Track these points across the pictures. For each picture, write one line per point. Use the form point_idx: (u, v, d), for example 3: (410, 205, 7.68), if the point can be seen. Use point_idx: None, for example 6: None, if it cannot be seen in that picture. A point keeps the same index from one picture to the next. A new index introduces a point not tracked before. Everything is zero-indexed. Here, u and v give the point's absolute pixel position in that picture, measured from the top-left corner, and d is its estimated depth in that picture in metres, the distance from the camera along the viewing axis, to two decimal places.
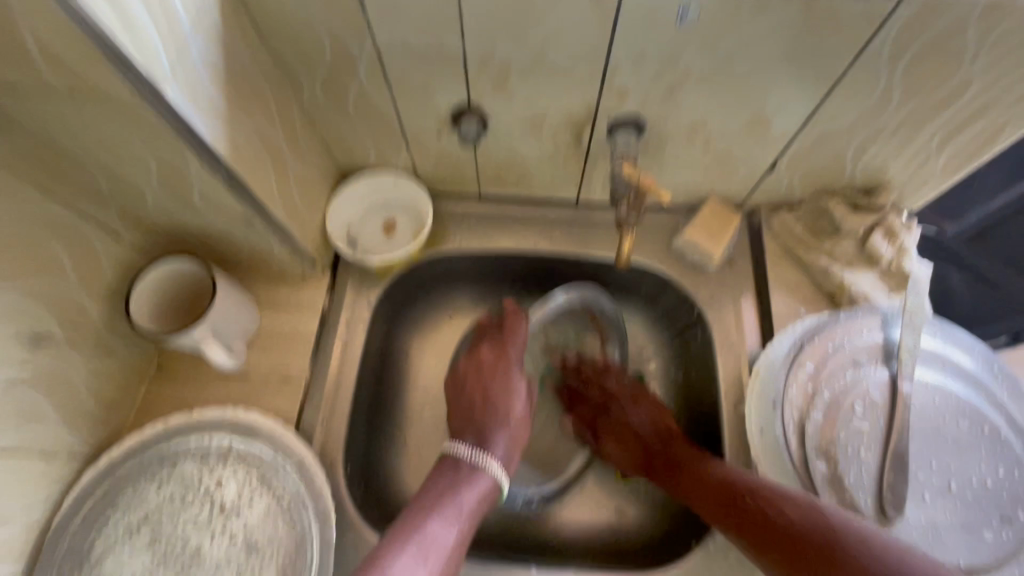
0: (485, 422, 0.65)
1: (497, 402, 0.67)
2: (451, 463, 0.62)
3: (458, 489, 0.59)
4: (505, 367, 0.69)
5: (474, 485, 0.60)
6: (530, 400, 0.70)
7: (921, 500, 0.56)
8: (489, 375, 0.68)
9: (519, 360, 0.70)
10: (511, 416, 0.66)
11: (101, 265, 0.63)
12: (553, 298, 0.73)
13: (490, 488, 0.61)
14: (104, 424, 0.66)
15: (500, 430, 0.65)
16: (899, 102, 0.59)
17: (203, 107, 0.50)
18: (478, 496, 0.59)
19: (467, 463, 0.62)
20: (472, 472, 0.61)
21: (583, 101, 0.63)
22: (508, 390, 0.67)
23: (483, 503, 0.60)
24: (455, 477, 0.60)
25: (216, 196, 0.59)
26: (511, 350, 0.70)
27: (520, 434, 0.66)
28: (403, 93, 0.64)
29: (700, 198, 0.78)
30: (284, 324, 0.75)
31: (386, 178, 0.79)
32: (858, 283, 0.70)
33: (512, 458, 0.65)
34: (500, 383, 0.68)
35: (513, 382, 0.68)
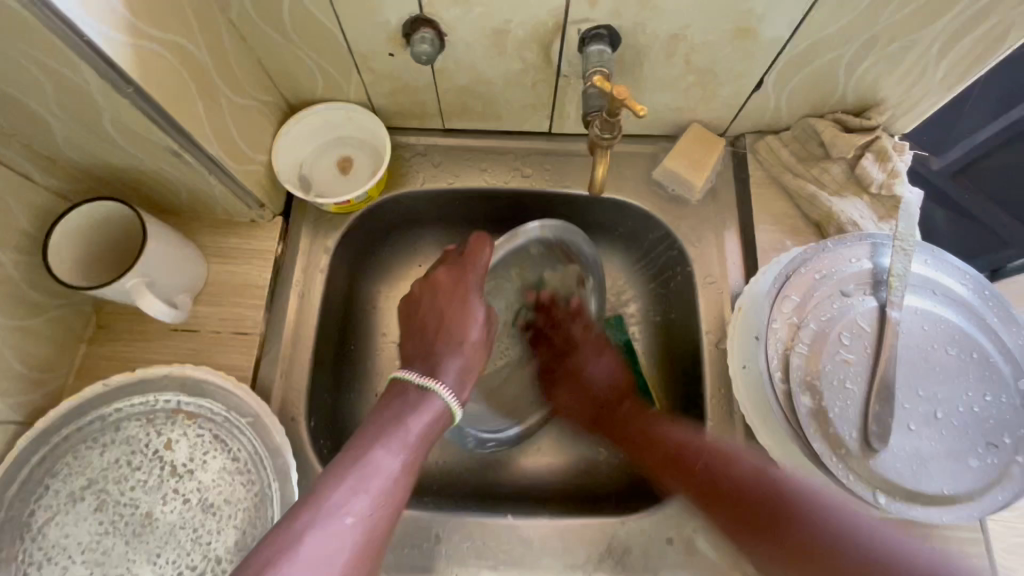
0: (437, 348, 0.61)
1: (451, 327, 0.61)
2: (400, 388, 0.57)
3: (405, 416, 0.55)
4: (462, 292, 0.63)
5: (424, 409, 0.56)
6: (491, 327, 0.64)
7: (907, 430, 0.54)
8: (444, 300, 0.63)
9: (479, 288, 0.64)
10: (465, 340, 0.61)
11: (11, 212, 0.56)
12: (525, 228, 0.67)
13: (440, 412, 0.57)
14: (39, 388, 0.60)
15: (452, 355, 0.60)
16: (899, 3, 0.53)
17: (94, 9, 0.42)
18: (429, 421, 0.55)
19: (417, 388, 0.57)
20: (421, 397, 0.56)
21: (550, 9, 0.55)
22: (464, 315, 0.62)
23: (433, 428, 0.56)
24: (403, 404, 0.56)
25: (132, 126, 0.51)
26: (467, 275, 0.64)
27: (475, 360, 0.62)
28: (345, 4, 0.56)
29: (681, 124, 0.72)
30: (233, 275, 0.69)
31: (338, 110, 0.71)
32: (848, 211, 0.67)
33: (465, 385, 0.60)
34: (456, 308, 0.62)
35: (471, 308, 0.62)
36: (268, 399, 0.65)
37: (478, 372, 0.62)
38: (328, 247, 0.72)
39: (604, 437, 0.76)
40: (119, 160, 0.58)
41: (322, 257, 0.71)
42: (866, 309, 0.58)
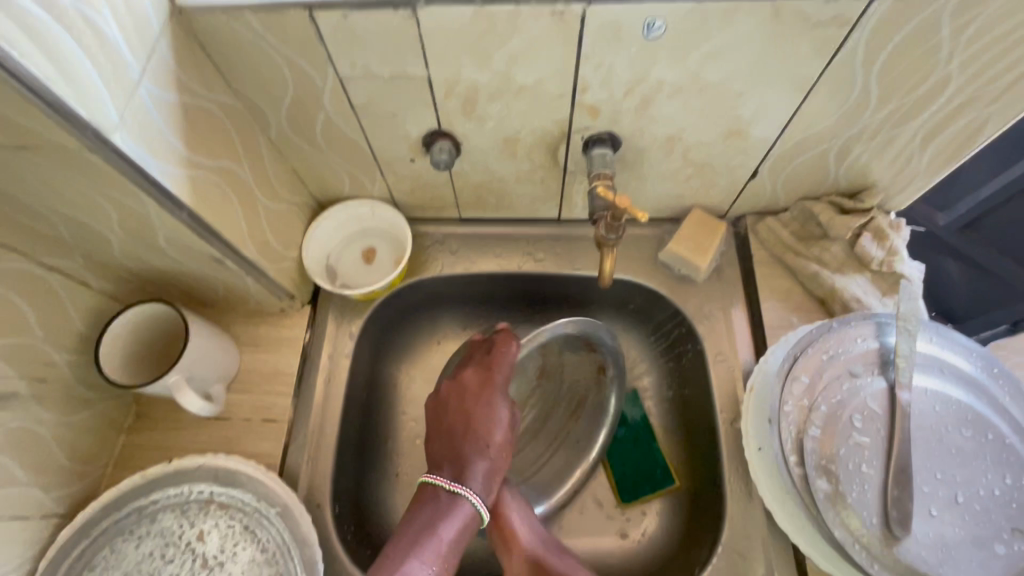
0: (464, 450, 0.62)
1: (477, 429, 0.63)
2: (431, 493, 0.60)
3: (436, 524, 0.57)
4: (488, 392, 0.65)
5: (455, 516, 0.58)
6: (515, 427, 0.66)
7: (929, 515, 0.54)
8: (471, 401, 0.65)
9: (504, 390, 0.66)
10: (490, 443, 0.63)
11: (69, 317, 0.61)
12: (552, 327, 0.71)
13: (470, 517, 0.59)
14: (80, 480, 0.64)
15: (479, 459, 0.62)
16: (877, 104, 0.58)
17: (160, 152, 0.48)
18: (459, 527, 0.58)
19: (447, 494, 0.59)
20: (451, 503, 0.59)
21: (556, 120, 0.61)
22: (490, 417, 0.64)
23: (463, 534, 0.58)
24: (434, 511, 0.58)
25: (182, 240, 0.57)
26: (495, 375, 0.67)
27: (500, 462, 0.63)
28: (371, 122, 0.62)
29: (683, 209, 0.76)
30: (263, 363, 0.73)
31: (363, 206, 0.77)
32: (851, 288, 0.69)
33: (492, 488, 0.62)
34: (481, 409, 0.64)
35: (497, 409, 0.65)
36: (295, 486, 0.67)
37: (503, 474, 0.64)
38: (352, 333, 0.76)
39: (625, 516, 0.76)
40: (167, 265, 0.63)
41: (347, 342, 0.75)
42: (875, 391, 0.59)
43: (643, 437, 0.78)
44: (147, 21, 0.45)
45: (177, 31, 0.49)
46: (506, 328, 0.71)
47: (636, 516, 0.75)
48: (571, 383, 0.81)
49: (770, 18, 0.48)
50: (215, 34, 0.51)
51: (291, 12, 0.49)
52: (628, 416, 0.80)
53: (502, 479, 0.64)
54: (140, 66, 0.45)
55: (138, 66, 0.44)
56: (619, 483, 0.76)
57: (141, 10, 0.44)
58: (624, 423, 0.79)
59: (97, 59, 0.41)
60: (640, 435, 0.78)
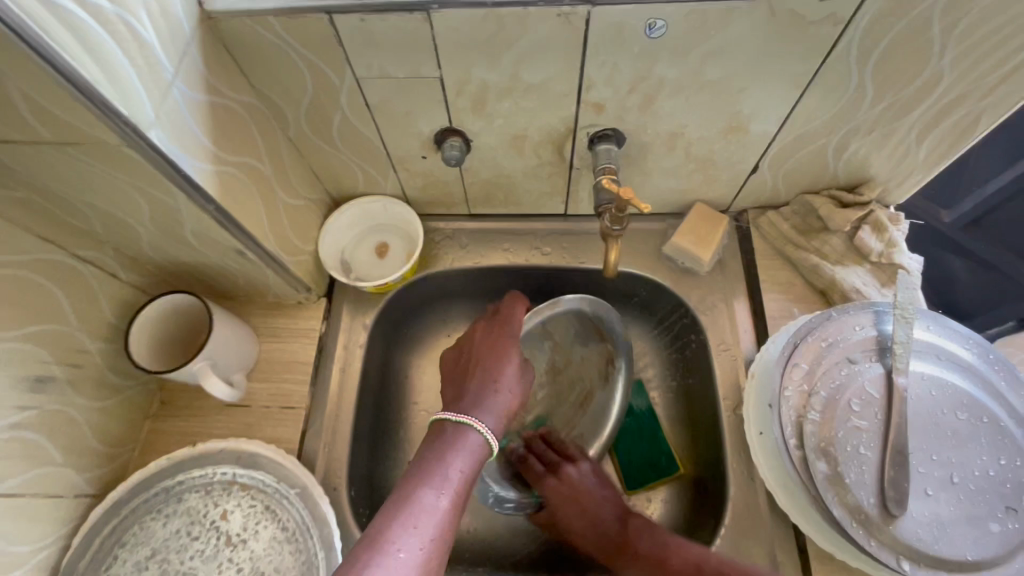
0: (472, 389, 0.63)
1: (486, 371, 0.65)
2: (438, 429, 0.59)
3: (445, 455, 0.56)
4: (498, 340, 0.67)
5: (464, 445, 0.57)
6: (525, 373, 0.67)
7: (924, 495, 0.56)
8: (482, 349, 0.67)
9: (515, 340, 0.68)
10: (500, 383, 0.64)
11: (100, 306, 0.64)
12: (567, 300, 0.74)
13: (479, 447, 0.58)
14: (109, 462, 0.67)
15: (488, 397, 0.63)
16: (873, 100, 0.60)
17: (191, 149, 0.51)
18: (468, 457, 0.57)
19: (455, 426, 0.59)
20: (460, 434, 0.58)
21: (563, 118, 0.64)
22: (499, 358, 0.66)
23: (474, 463, 0.57)
24: (443, 443, 0.57)
25: (208, 233, 0.60)
26: (505, 326, 0.69)
27: (508, 401, 0.64)
28: (386, 121, 0.65)
29: (687, 203, 0.79)
30: (282, 353, 0.76)
31: (376, 203, 0.80)
32: (851, 279, 0.71)
33: (501, 424, 0.62)
34: (490, 353, 0.66)
35: (506, 354, 0.66)
36: (312, 470, 0.70)
37: (510, 415, 0.64)
38: (367, 324, 0.78)
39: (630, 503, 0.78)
40: (192, 257, 0.66)
41: (362, 333, 0.78)
42: (873, 376, 0.61)
43: (648, 426, 0.80)
44: (180, 26, 0.48)
45: (206, 34, 0.52)
46: (517, 294, 0.72)
47: (640, 502, 0.77)
48: (581, 367, 0.83)
49: (766, 18, 0.51)
50: (240, 38, 0.54)
51: (312, 16, 0.51)
52: (634, 406, 0.82)
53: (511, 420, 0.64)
54: (173, 67, 0.48)
55: (172, 67, 0.48)
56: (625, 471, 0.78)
57: (175, 16, 0.47)
58: (629, 412, 0.82)
59: (136, 61, 0.44)
60: (645, 424, 0.80)
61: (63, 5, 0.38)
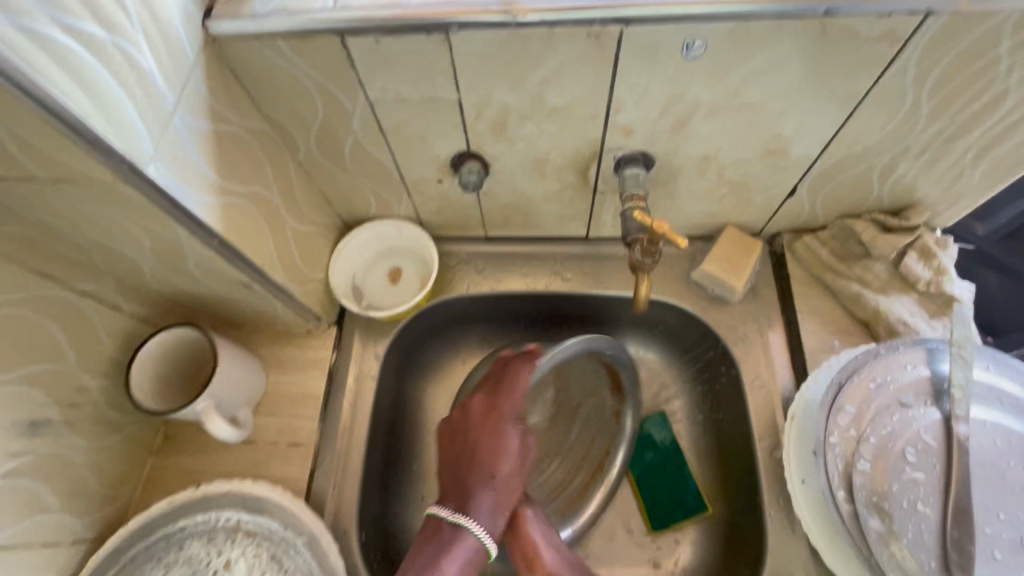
0: (468, 482, 0.63)
1: (482, 460, 0.63)
2: (434, 526, 0.61)
3: (440, 559, 0.58)
4: (495, 424, 0.64)
5: (456, 549, 0.59)
6: (525, 459, 0.65)
7: (992, 559, 0.50)
8: (477, 432, 0.65)
9: (513, 417, 0.65)
10: (496, 474, 0.63)
11: (101, 341, 0.61)
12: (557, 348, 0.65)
13: (474, 549, 0.60)
14: (109, 503, 0.64)
15: (483, 491, 0.62)
16: (927, 121, 0.55)
17: (192, 180, 0.48)
18: (463, 561, 0.58)
19: (449, 526, 0.60)
20: (454, 536, 0.59)
21: (588, 141, 0.59)
22: (497, 447, 0.63)
23: (469, 566, 0.59)
24: (439, 545, 0.59)
25: (212, 266, 0.57)
26: (502, 406, 0.65)
27: (508, 494, 0.63)
28: (400, 145, 0.61)
29: (717, 226, 0.74)
30: (290, 385, 0.72)
31: (389, 226, 0.76)
32: (897, 309, 0.66)
33: (499, 518, 0.62)
34: (488, 441, 0.64)
35: (504, 440, 0.64)
36: (321, 512, 0.66)
37: (513, 505, 0.63)
38: (378, 354, 0.75)
39: (656, 545, 0.72)
40: (197, 289, 0.63)
41: (373, 364, 0.74)
42: (929, 422, 0.56)
43: (673, 460, 0.75)
44: (182, 52, 0.45)
45: (210, 57, 0.49)
46: (534, 348, 0.67)
47: (668, 545, 0.72)
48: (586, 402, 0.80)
49: (815, 35, 0.46)
50: (246, 60, 0.51)
51: (322, 38, 0.48)
52: (657, 439, 0.77)
53: (512, 509, 0.64)
54: (174, 94, 0.45)
55: (172, 94, 0.44)
56: (650, 508, 0.73)
57: (176, 41, 0.44)
58: (652, 446, 0.77)
59: (135, 94, 0.41)
60: (670, 459, 0.75)
61: (51, 37, 0.35)
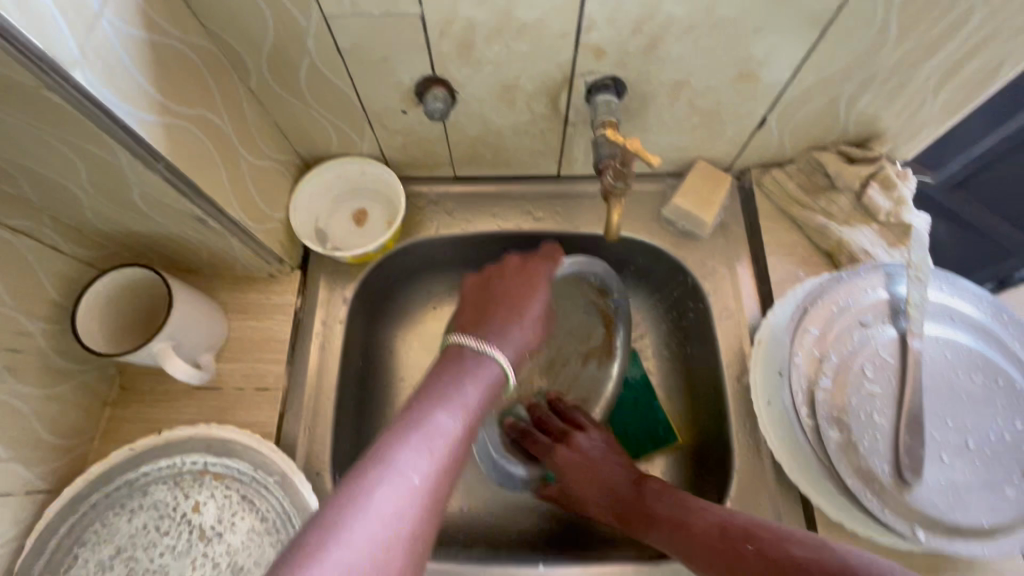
0: (496, 315, 0.57)
1: (515, 299, 0.58)
2: (457, 351, 0.53)
3: (461, 380, 0.49)
4: (530, 275, 0.61)
5: (479, 374, 0.51)
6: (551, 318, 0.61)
7: (940, 462, 0.54)
8: (509, 279, 0.60)
9: (546, 279, 0.61)
10: (527, 314, 0.57)
11: (42, 284, 0.57)
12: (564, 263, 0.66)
13: (496, 379, 0.51)
14: (64, 455, 0.61)
15: (511, 325, 0.56)
16: (895, 44, 0.55)
17: (128, 94, 0.44)
18: (485, 387, 0.50)
19: (473, 353, 0.52)
20: (479, 361, 0.51)
21: (559, 65, 0.57)
22: (529, 293, 0.59)
23: (489, 396, 0.50)
24: (458, 367, 0.51)
25: (160, 197, 0.53)
26: (538, 267, 0.62)
27: (532, 336, 0.57)
28: (361, 69, 0.58)
29: (687, 162, 0.74)
30: (253, 330, 0.70)
31: (352, 165, 0.73)
32: (858, 240, 0.67)
33: (521, 358, 0.55)
34: (522, 285, 0.59)
35: (537, 291, 0.60)
36: (293, 456, 0.65)
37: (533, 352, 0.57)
38: (346, 297, 0.72)
39: None
40: (145, 226, 0.59)
41: (341, 308, 0.72)
42: (886, 340, 0.58)
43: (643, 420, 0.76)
44: None
45: None
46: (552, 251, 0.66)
47: None
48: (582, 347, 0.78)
49: None
50: None
51: None
52: (628, 377, 0.78)
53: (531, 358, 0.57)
54: None
55: None
56: (622, 441, 0.75)
57: None
58: (623, 383, 0.78)
59: None
60: (641, 394, 0.77)
61: None
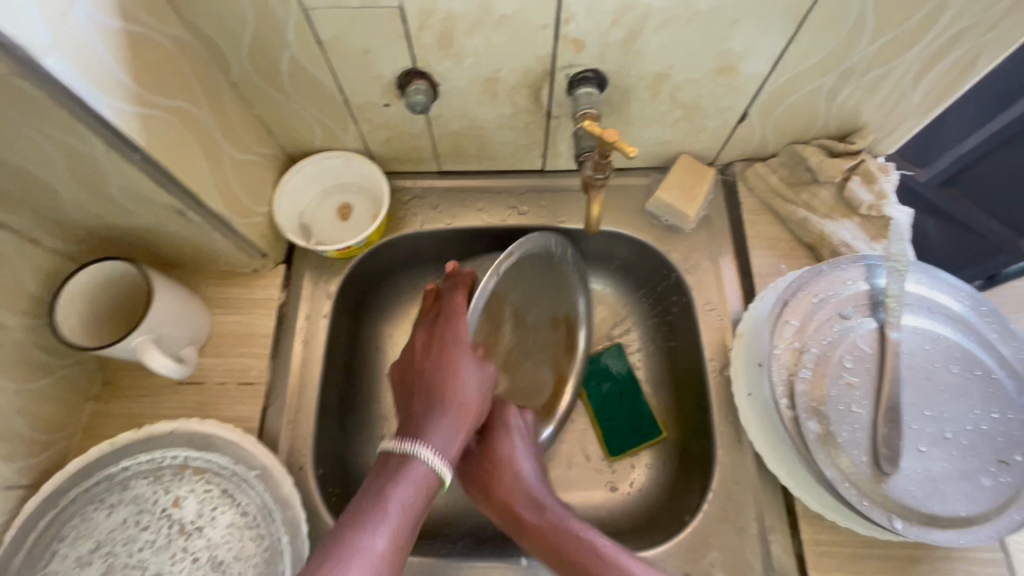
0: (417, 411, 0.57)
1: (432, 386, 0.58)
2: (383, 461, 0.54)
3: (387, 487, 0.51)
4: (441, 347, 0.59)
5: (406, 479, 0.52)
6: (484, 382, 0.60)
7: (917, 452, 0.54)
8: (424, 361, 0.60)
9: (462, 342, 0.59)
10: (448, 397, 0.57)
11: (20, 277, 0.57)
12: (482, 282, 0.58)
13: (425, 475, 0.53)
14: (45, 450, 0.60)
15: (433, 417, 0.56)
16: (872, 36, 0.56)
17: (103, 83, 0.44)
18: (413, 490, 0.52)
19: (397, 456, 0.54)
20: (401, 466, 0.53)
21: (540, 57, 0.58)
22: (446, 372, 0.58)
23: (422, 494, 0.52)
24: (384, 478, 0.52)
25: (138, 189, 0.53)
26: (450, 330, 0.60)
27: (462, 417, 0.57)
28: (342, 61, 0.58)
29: (671, 156, 0.74)
30: (236, 325, 0.69)
31: (336, 159, 0.73)
32: (840, 233, 0.68)
33: (454, 442, 0.56)
34: (435, 364, 0.59)
35: (454, 363, 0.58)
36: (275, 450, 0.65)
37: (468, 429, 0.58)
38: (330, 291, 0.72)
39: (612, 469, 0.75)
40: (124, 220, 0.59)
41: (325, 302, 0.72)
42: (866, 331, 0.58)
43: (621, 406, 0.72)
44: None
45: None
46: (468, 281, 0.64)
47: (623, 469, 0.75)
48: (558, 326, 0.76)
49: None
50: None
51: None
52: (614, 370, 0.78)
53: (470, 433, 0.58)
54: None
55: None
56: (607, 435, 0.75)
57: None
58: (609, 377, 0.78)
59: None
60: (627, 388, 0.77)
61: None
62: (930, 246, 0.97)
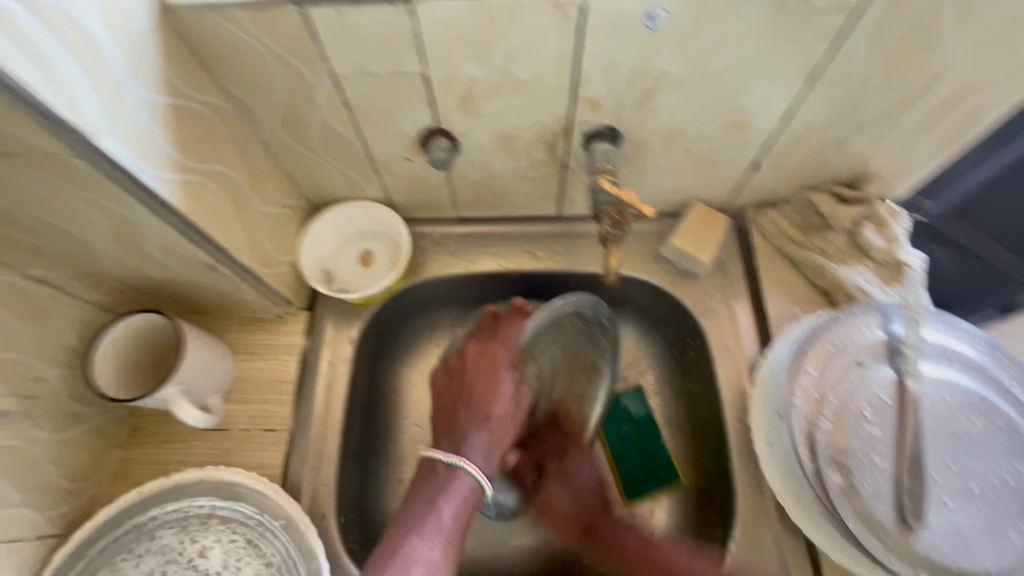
0: (463, 421, 0.61)
1: (479, 400, 0.62)
2: (430, 466, 0.58)
3: (436, 499, 0.55)
4: (492, 365, 0.63)
5: (451, 492, 0.55)
6: (520, 404, 0.64)
7: (943, 505, 0.54)
8: (473, 375, 0.63)
9: (510, 364, 0.63)
10: (490, 414, 0.61)
11: (58, 330, 0.59)
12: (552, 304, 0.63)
13: (472, 491, 0.56)
14: (74, 499, 0.62)
15: (478, 430, 0.60)
16: (879, 93, 0.58)
17: (150, 156, 0.47)
18: (459, 502, 0.55)
19: (444, 466, 0.57)
20: (449, 476, 0.56)
21: (557, 116, 0.60)
22: (493, 389, 0.62)
23: (467, 508, 0.56)
24: (433, 485, 0.56)
25: (175, 248, 0.55)
26: (498, 351, 0.63)
27: (500, 435, 0.61)
28: (368, 121, 0.60)
29: (684, 202, 0.76)
30: (261, 371, 0.71)
31: (358, 209, 0.75)
32: (855, 279, 0.68)
33: (493, 461, 0.60)
34: (484, 379, 0.62)
35: (500, 384, 0.62)
36: (298, 498, 0.66)
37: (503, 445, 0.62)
38: (352, 337, 0.74)
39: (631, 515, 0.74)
40: (159, 273, 0.61)
41: (346, 348, 0.73)
42: (884, 380, 0.59)
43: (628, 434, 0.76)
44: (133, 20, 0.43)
45: (165, 29, 0.47)
46: (524, 306, 0.66)
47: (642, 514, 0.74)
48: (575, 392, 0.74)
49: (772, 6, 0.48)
50: (202, 31, 0.49)
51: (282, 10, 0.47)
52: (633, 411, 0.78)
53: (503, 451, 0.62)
54: (127, 65, 0.43)
55: (126, 65, 0.43)
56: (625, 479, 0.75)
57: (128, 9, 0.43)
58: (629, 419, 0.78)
59: (85, 63, 0.40)
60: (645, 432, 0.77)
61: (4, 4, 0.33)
62: (946, 284, 0.97)
